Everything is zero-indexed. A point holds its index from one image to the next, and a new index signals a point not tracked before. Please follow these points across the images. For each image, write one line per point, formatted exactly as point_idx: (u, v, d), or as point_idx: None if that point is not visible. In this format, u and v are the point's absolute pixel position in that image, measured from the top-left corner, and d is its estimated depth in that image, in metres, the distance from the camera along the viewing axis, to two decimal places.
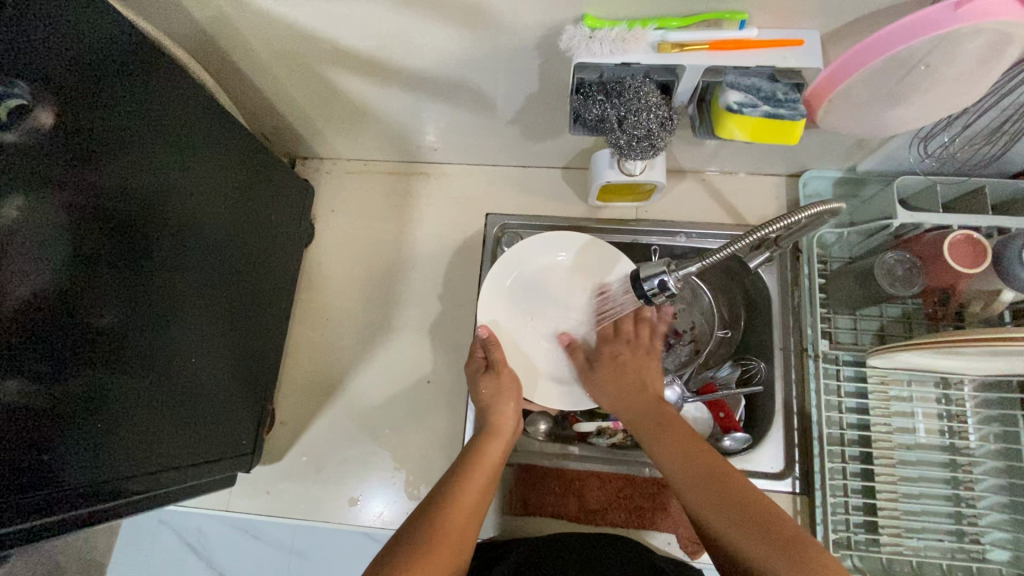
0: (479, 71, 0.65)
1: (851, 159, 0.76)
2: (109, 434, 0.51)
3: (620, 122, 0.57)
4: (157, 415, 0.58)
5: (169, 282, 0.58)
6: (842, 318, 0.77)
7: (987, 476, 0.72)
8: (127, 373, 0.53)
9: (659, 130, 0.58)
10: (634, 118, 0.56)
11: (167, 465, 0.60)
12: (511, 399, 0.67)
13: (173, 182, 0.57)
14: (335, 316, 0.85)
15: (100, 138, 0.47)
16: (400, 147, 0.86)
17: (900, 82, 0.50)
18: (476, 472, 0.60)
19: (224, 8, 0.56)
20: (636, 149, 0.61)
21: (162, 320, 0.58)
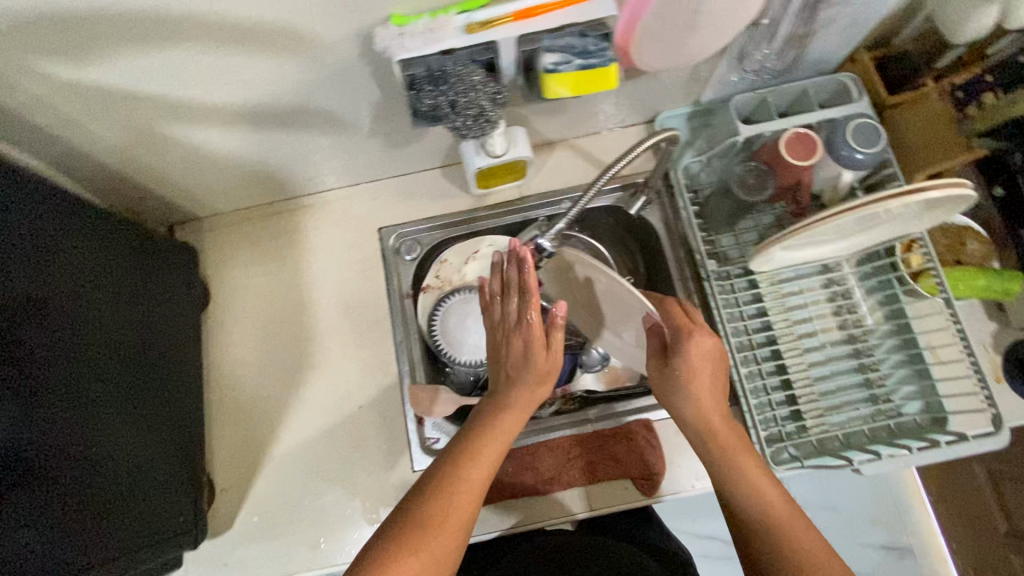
0: (320, 93, 0.66)
1: (691, 93, 0.82)
2: (30, 552, 0.49)
3: (454, 106, 0.61)
4: (83, 514, 0.55)
5: (65, 384, 0.55)
6: (725, 237, 0.83)
7: (885, 341, 0.79)
8: (39, 488, 0.50)
9: (491, 105, 0.62)
10: (465, 100, 0.60)
11: (102, 564, 0.57)
12: (541, 379, 0.65)
13: (40, 283, 0.54)
14: (253, 369, 0.83)
15: None
16: (275, 187, 0.86)
17: (681, 9, 0.56)
18: (476, 460, 0.59)
19: (32, 87, 0.55)
20: (474, 129, 0.66)
21: (68, 424, 0.55)
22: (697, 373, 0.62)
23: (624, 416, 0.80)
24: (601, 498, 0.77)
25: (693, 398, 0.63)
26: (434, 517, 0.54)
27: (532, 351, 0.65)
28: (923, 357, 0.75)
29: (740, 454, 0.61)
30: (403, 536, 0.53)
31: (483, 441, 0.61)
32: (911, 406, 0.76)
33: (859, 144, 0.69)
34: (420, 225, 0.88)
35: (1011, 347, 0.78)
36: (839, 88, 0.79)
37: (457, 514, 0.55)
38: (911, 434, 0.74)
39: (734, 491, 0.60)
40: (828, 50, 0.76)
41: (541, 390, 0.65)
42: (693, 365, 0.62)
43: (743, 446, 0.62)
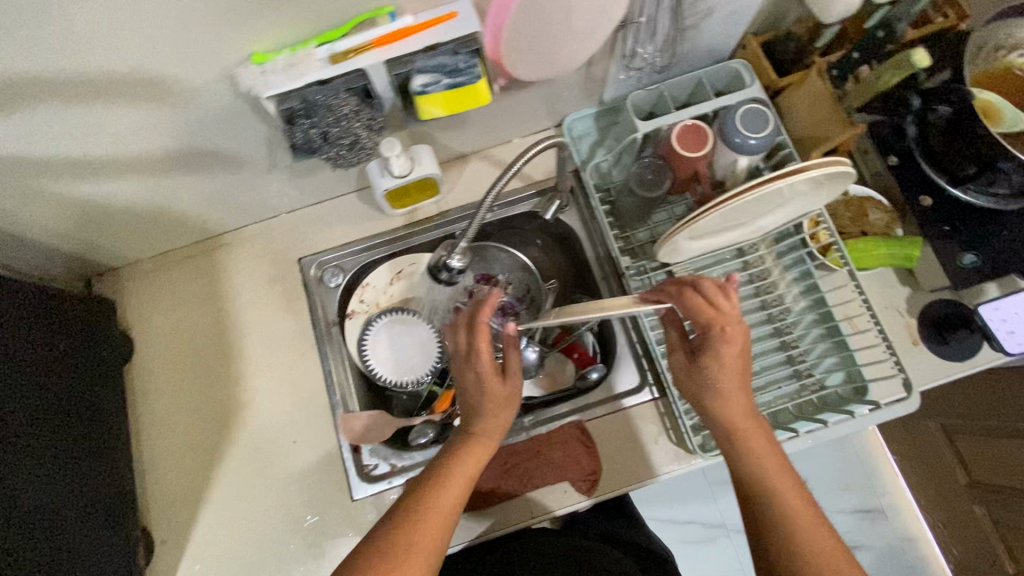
0: (206, 135, 0.65)
1: (591, 93, 0.83)
2: None
3: (326, 137, 0.61)
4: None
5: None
6: (640, 232, 0.84)
7: (803, 318, 0.80)
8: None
9: (367, 131, 0.62)
10: (336, 130, 0.60)
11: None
12: (503, 402, 0.66)
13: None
14: (184, 415, 0.82)
15: None
16: (190, 229, 0.85)
17: (540, 18, 0.56)
18: (457, 475, 0.62)
19: None
20: (353, 155, 0.65)
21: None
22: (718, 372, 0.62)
23: (558, 420, 0.81)
24: (542, 505, 0.78)
25: (718, 394, 0.63)
26: (414, 529, 0.58)
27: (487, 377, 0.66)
28: (840, 328, 0.77)
29: (761, 446, 0.62)
30: (379, 556, 0.55)
31: (462, 456, 0.64)
32: (834, 378, 0.77)
33: (748, 130, 0.69)
34: (341, 251, 0.88)
35: (925, 310, 0.80)
36: (734, 74, 0.81)
37: (426, 539, 0.57)
38: (834, 406, 0.75)
39: (744, 479, 0.62)
40: (715, 39, 0.77)
41: (504, 410, 0.66)
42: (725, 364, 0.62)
43: (767, 449, 0.63)
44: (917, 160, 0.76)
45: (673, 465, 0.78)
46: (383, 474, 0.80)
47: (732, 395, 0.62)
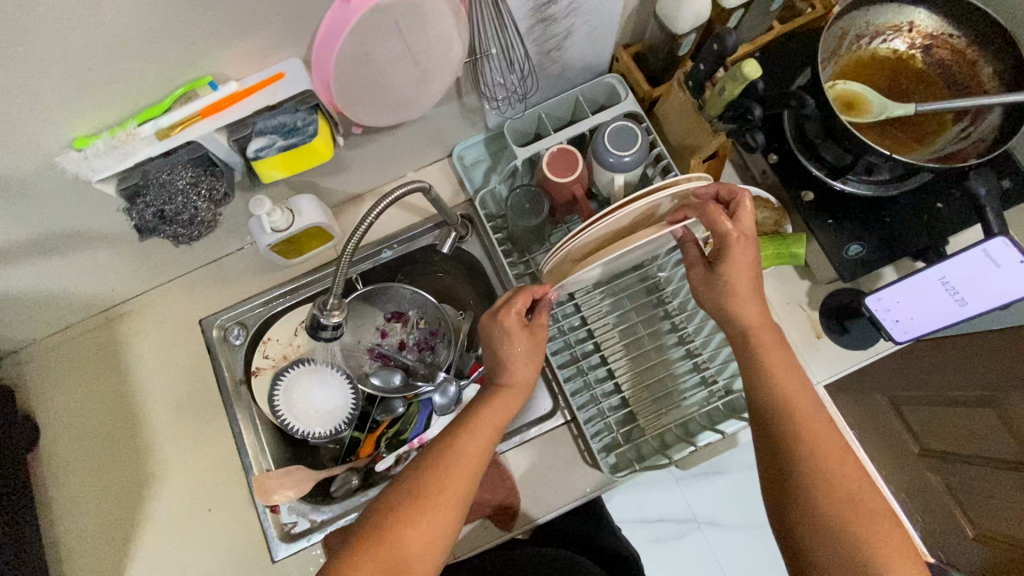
0: (59, 218, 0.63)
1: (472, 122, 0.83)
2: None
3: (165, 214, 0.59)
4: None
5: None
6: (538, 255, 0.83)
7: (702, 325, 0.79)
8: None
9: (207, 206, 0.61)
10: (172, 205, 0.58)
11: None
12: (529, 359, 0.66)
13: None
14: (97, 493, 0.81)
15: None
16: (81, 305, 0.83)
17: (370, 69, 0.56)
18: (489, 423, 0.62)
19: None
20: (195, 230, 0.63)
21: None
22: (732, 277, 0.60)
23: None
24: (464, 543, 0.77)
25: (733, 298, 0.60)
26: (436, 481, 0.57)
27: (513, 327, 0.65)
28: None
29: (775, 354, 0.59)
30: (388, 516, 0.55)
31: (490, 408, 0.63)
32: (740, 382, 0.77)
33: (617, 148, 0.70)
34: (241, 308, 0.86)
35: (824, 300, 0.80)
36: (608, 90, 0.81)
37: (437, 500, 0.56)
38: (739, 412, 0.75)
39: (757, 395, 0.58)
40: (583, 57, 0.77)
41: (529, 370, 0.66)
42: (734, 273, 0.59)
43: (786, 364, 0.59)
44: (796, 155, 0.75)
45: (589, 486, 0.78)
46: (303, 531, 0.78)
47: (747, 303, 0.60)
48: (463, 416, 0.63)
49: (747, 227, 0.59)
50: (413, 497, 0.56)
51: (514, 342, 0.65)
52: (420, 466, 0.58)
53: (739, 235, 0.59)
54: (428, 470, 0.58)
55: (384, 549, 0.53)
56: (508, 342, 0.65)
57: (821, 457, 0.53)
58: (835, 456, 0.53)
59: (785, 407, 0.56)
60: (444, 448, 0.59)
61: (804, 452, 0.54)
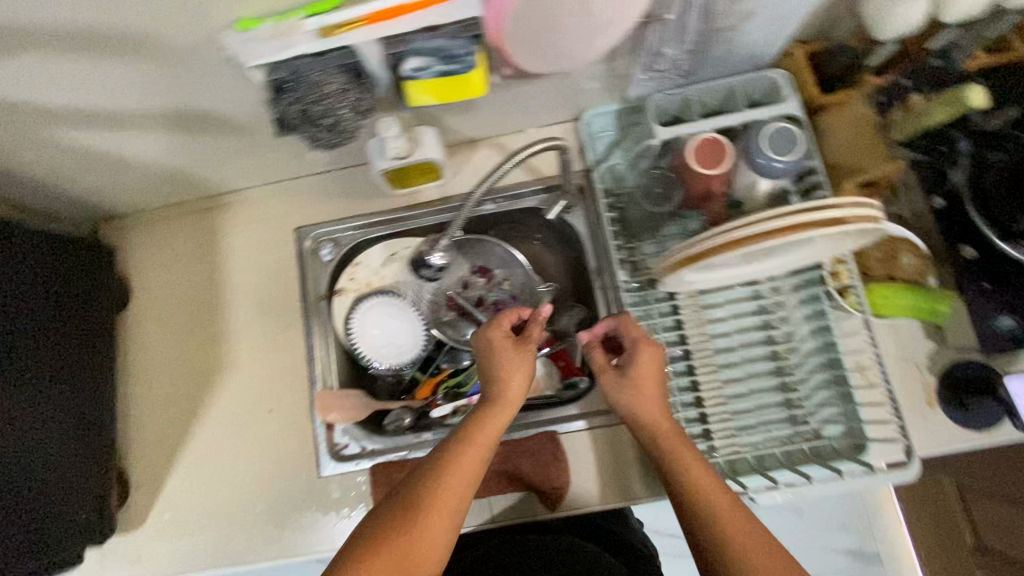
0: (199, 96, 0.63)
1: (612, 89, 0.77)
2: None
3: (309, 114, 0.58)
4: None
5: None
6: (647, 245, 0.79)
7: (807, 360, 0.75)
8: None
9: (351, 115, 0.60)
10: (318, 107, 0.58)
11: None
12: (520, 372, 0.66)
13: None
14: (169, 367, 0.84)
15: None
16: (190, 186, 0.84)
17: (552, 7, 0.51)
18: (482, 434, 0.62)
19: None
20: (336, 135, 0.63)
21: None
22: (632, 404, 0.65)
23: (533, 427, 0.78)
24: (504, 511, 0.76)
25: (639, 397, 0.65)
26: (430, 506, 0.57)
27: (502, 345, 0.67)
28: (848, 378, 0.71)
29: (692, 460, 0.61)
30: (387, 531, 0.56)
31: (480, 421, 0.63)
32: (831, 430, 0.72)
33: (776, 151, 0.64)
34: (337, 226, 0.86)
35: (949, 369, 0.72)
36: (769, 86, 0.73)
37: (440, 509, 0.57)
38: (825, 460, 0.70)
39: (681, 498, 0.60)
40: (754, 44, 0.69)
41: (521, 379, 0.66)
42: (646, 378, 0.65)
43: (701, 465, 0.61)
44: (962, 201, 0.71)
45: (642, 492, 0.74)
46: (352, 454, 0.80)
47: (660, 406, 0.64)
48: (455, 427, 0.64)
49: (649, 370, 0.66)
50: (409, 511, 0.57)
51: (511, 362, 0.66)
52: (411, 482, 0.60)
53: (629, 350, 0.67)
54: (424, 484, 0.59)
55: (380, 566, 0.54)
56: (512, 357, 0.67)
57: (752, 554, 0.55)
58: (769, 550, 0.55)
59: (710, 516, 0.58)
60: (426, 472, 0.60)
61: (740, 559, 0.55)
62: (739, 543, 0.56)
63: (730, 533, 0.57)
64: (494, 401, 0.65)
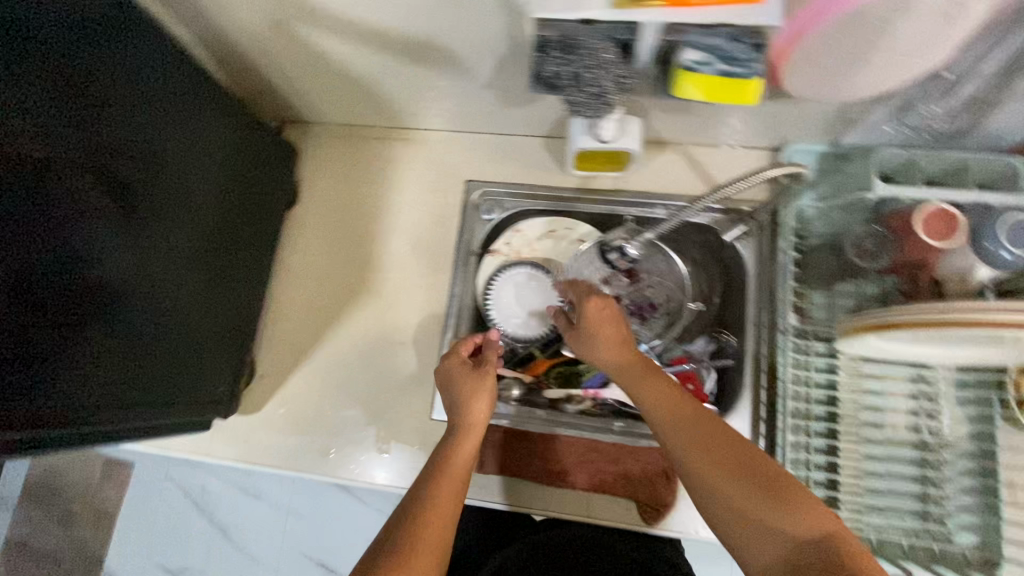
0: (450, 32, 0.65)
1: (832, 131, 0.74)
2: (88, 384, 0.55)
3: (576, 79, 0.58)
4: (140, 362, 0.62)
5: (148, 203, 0.61)
6: (817, 295, 0.76)
7: (955, 460, 0.71)
8: (89, 293, 0.55)
9: (614, 88, 0.60)
10: (588, 74, 0.58)
11: (133, 400, 0.61)
12: (484, 398, 0.67)
13: (138, 105, 0.59)
14: (316, 275, 0.88)
15: (61, 95, 0.51)
16: (382, 113, 0.87)
17: (862, 40, 0.50)
18: (460, 459, 0.63)
19: None
20: (592, 105, 0.63)
21: (138, 241, 0.60)
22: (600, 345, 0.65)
23: (647, 439, 0.78)
24: (601, 509, 0.76)
25: (594, 341, 0.65)
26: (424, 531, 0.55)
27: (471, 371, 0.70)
28: (997, 491, 0.68)
29: (708, 434, 0.54)
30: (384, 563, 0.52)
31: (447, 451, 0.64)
32: (963, 538, 0.68)
33: (1012, 242, 0.60)
34: (505, 189, 0.87)
35: None
36: (1006, 172, 0.69)
37: (433, 534, 0.55)
38: (950, 565, 0.67)
39: (693, 478, 0.53)
40: (1011, 125, 0.65)
41: (486, 406, 0.67)
42: (596, 334, 0.64)
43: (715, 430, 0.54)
44: None
45: None
46: None
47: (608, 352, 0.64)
48: (439, 453, 0.64)
49: (598, 315, 0.65)
50: (408, 539, 0.54)
51: (468, 389, 0.68)
52: (401, 514, 0.57)
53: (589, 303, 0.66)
54: (414, 516, 0.56)
55: None
56: (468, 385, 0.68)
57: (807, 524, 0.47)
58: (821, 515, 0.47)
59: (741, 501, 0.50)
60: (408, 501, 0.58)
61: (793, 542, 0.46)
62: (730, 492, 0.50)
63: (718, 478, 0.51)
64: (461, 426, 0.66)
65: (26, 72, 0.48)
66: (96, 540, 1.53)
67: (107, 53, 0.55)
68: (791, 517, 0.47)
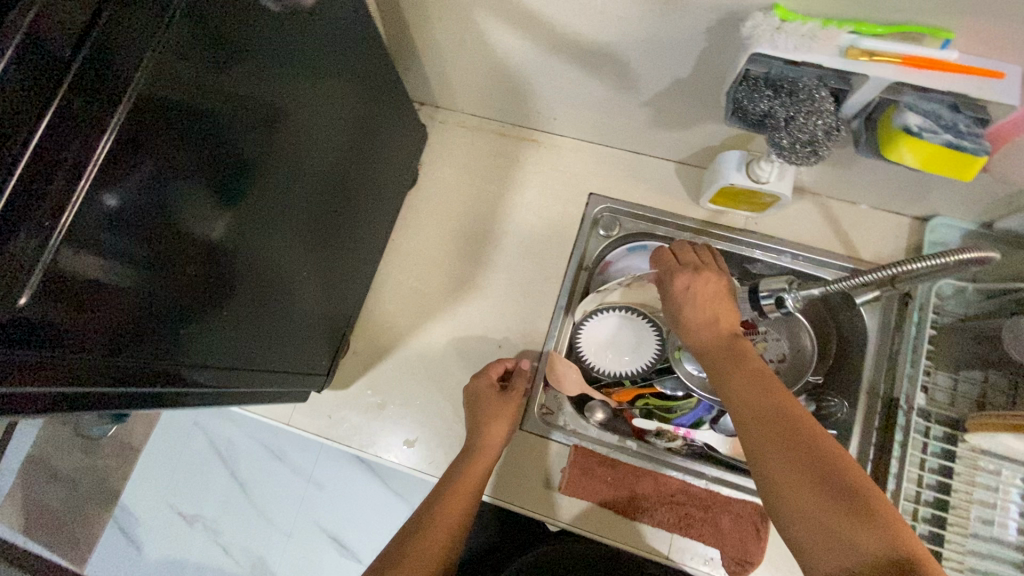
0: (636, 47, 0.63)
1: (991, 213, 0.72)
2: (201, 348, 0.52)
3: (786, 121, 0.54)
4: (245, 327, 0.58)
5: (295, 164, 0.59)
6: (942, 376, 0.74)
7: None
8: (215, 255, 0.50)
9: (826, 136, 0.54)
10: (801, 120, 0.53)
11: (239, 365, 0.60)
12: (493, 425, 0.73)
13: (316, 66, 0.57)
14: (424, 262, 0.87)
15: (243, 43, 0.45)
16: (518, 110, 0.86)
17: None
18: (460, 485, 0.69)
19: None
20: (796, 155, 0.56)
21: (278, 202, 0.58)
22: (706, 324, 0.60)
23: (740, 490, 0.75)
24: (682, 553, 0.73)
25: (693, 296, 0.62)
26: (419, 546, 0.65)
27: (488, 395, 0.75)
28: None
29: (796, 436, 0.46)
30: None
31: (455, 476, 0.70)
32: None
33: None
34: (629, 209, 0.85)
35: None
36: None
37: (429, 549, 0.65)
38: None
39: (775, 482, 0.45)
40: None
41: (499, 432, 0.73)
42: (691, 296, 0.62)
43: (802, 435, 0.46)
44: None
45: None
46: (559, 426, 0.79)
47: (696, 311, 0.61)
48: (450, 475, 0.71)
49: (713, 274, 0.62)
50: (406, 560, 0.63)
51: (481, 415, 0.74)
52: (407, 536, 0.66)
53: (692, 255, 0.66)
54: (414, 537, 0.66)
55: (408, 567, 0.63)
56: (484, 409, 0.74)
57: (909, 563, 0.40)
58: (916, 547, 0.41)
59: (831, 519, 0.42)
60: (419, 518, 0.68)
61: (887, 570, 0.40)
62: (795, 506, 0.44)
63: (765, 449, 0.47)
64: (471, 450, 0.72)
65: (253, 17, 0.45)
66: (115, 469, 1.39)
67: (300, 7, 0.51)
68: (850, 519, 0.42)
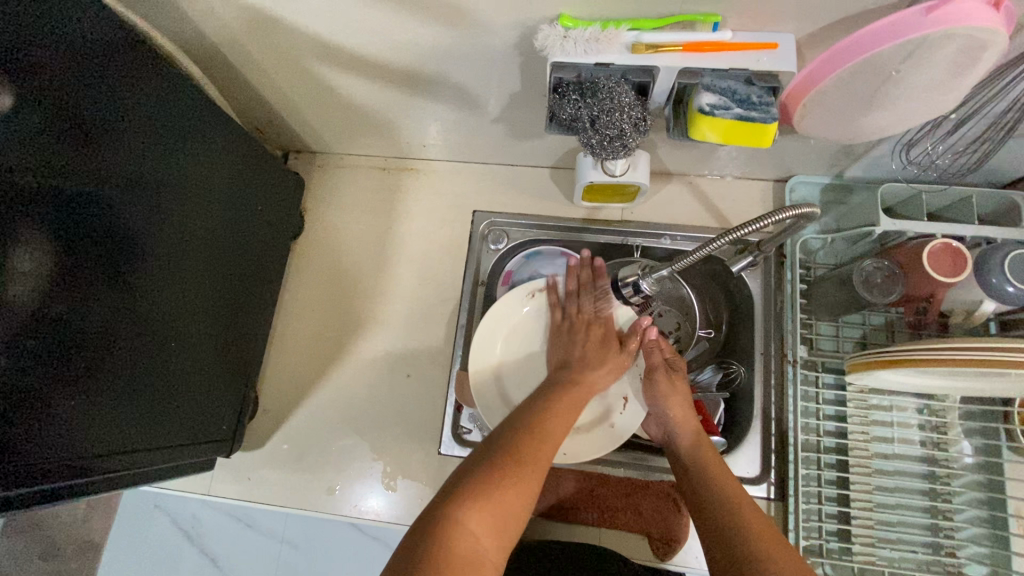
0: (464, 71, 0.66)
1: (837, 166, 0.76)
2: (81, 429, 0.52)
3: (592, 123, 0.58)
4: (136, 404, 0.59)
5: (159, 237, 0.60)
6: (824, 325, 0.78)
7: (965, 490, 0.71)
8: (80, 339, 0.51)
9: (632, 131, 0.60)
10: (606, 118, 0.57)
11: (121, 449, 0.57)
12: (610, 371, 0.68)
13: (144, 141, 0.56)
14: (325, 306, 0.88)
15: (72, 133, 0.49)
16: (391, 144, 0.88)
17: (879, 88, 0.52)
18: (557, 426, 0.58)
19: (226, 18, 0.60)
20: (608, 149, 0.63)
21: (135, 280, 0.57)
22: (671, 417, 0.67)
23: (659, 473, 0.77)
24: (613, 543, 0.75)
25: (676, 384, 0.69)
26: (533, 445, 0.54)
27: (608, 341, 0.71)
28: (1008, 524, 0.67)
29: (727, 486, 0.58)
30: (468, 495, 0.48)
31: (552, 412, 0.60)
32: (975, 568, 0.68)
33: (1016, 275, 0.62)
34: (512, 219, 0.87)
35: None
36: (1007, 207, 0.70)
37: (529, 474, 0.52)
38: None
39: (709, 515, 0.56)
40: (1009, 162, 0.67)
41: (605, 382, 0.68)
42: (677, 387, 0.68)
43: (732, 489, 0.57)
44: None
45: None
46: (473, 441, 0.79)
47: (675, 401, 0.67)
48: (538, 403, 0.61)
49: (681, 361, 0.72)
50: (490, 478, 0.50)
51: (602, 357, 0.69)
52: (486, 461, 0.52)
53: (669, 352, 0.72)
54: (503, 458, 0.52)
55: (505, 496, 0.49)
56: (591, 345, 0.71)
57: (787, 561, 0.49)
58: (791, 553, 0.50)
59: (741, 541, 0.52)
60: (528, 416, 0.58)
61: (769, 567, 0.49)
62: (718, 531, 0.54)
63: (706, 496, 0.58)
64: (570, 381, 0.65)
65: (26, 108, 0.46)
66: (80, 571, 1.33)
67: (133, 92, 0.55)
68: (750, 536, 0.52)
